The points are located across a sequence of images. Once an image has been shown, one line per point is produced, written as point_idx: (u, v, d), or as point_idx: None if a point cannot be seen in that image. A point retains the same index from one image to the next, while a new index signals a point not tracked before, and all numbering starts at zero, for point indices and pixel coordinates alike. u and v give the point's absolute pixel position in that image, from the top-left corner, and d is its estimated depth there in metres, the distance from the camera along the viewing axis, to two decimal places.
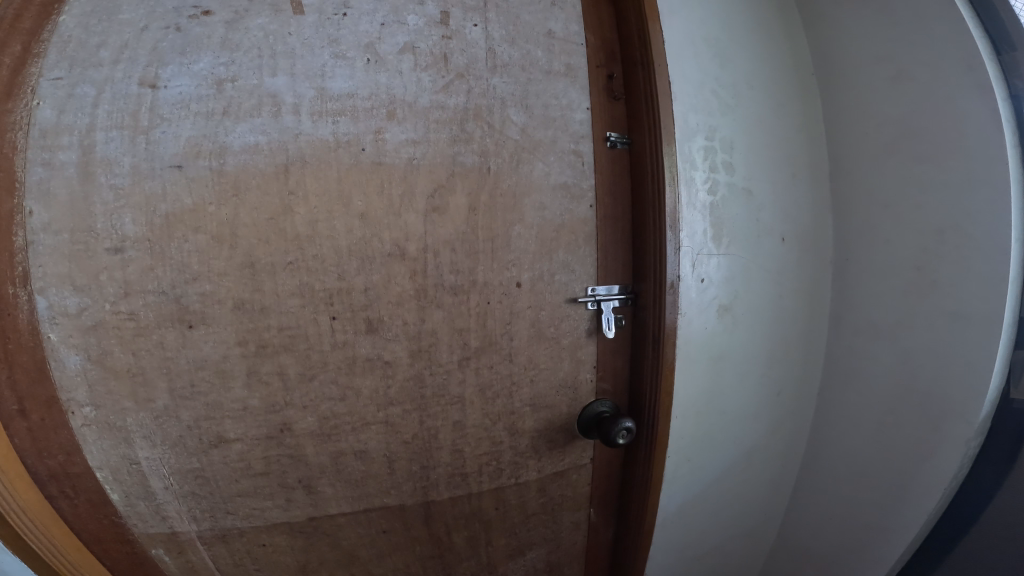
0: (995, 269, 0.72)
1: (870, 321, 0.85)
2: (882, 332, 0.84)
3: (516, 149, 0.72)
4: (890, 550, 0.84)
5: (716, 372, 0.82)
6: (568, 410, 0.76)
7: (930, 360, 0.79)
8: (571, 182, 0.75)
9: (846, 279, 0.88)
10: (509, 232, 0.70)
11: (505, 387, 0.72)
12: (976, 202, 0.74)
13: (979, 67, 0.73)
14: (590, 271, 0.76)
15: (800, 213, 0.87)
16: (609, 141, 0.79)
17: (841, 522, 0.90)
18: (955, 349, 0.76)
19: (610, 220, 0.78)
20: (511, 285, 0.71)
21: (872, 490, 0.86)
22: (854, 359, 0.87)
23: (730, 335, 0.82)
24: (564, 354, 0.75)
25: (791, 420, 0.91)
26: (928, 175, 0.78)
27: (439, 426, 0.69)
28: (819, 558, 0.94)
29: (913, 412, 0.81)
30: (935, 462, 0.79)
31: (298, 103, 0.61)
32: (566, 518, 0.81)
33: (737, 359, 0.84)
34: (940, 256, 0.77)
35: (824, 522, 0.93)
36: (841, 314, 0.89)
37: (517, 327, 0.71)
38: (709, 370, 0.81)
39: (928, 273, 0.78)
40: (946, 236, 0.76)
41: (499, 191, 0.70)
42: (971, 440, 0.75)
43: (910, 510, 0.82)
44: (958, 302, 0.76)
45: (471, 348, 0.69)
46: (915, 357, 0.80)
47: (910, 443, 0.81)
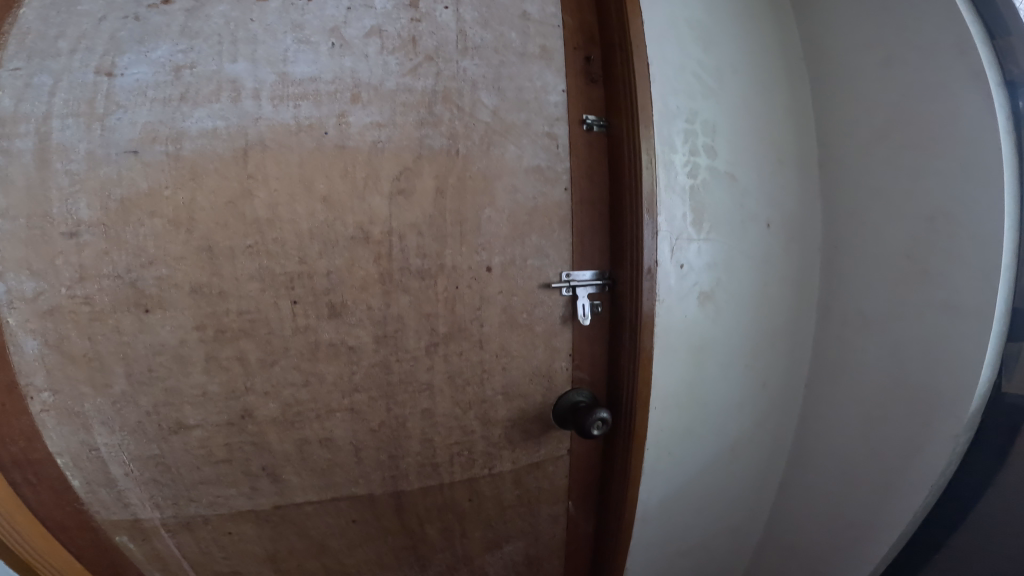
0: (987, 257, 0.67)
1: (860, 311, 0.82)
2: (873, 323, 0.80)
3: (486, 132, 0.71)
4: (877, 547, 0.81)
5: (698, 362, 0.80)
6: (542, 399, 0.76)
7: (920, 352, 0.75)
8: (545, 165, 0.74)
9: (838, 267, 0.85)
10: (479, 216, 0.69)
11: (477, 374, 0.71)
12: (967, 186, 0.70)
13: (971, 51, 0.69)
14: (564, 256, 0.75)
15: (787, 199, 0.85)
16: (585, 123, 0.77)
17: (828, 519, 0.87)
18: (946, 340, 0.72)
19: (587, 205, 0.77)
20: (481, 270, 0.70)
21: (860, 486, 0.83)
22: (845, 351, 0.84)
23: (712, 324, 0.80)
24: (538, 342, 0.75)
25: (779, 411, 0.89)
26: (918, 161, 0.74)
27: (407, 415, 0.68)
28: (804, 554, 0.92)
29: (902, 406, 0.77)
30: (924, 458, 0.75)
31: (258, 87, 0.60)
32: (543, 511, 0.80)
33: (720, 349, 0.82)
34: (929, 244, 0.73)
35: (813, 519, 0.90)
36: (831, 303, 0.86)
37: (487, 313, 0.70)
38: (689, 360, 0.80)
39: (919, 261, 0.74)
40: (937, 223, 0.72)
41: (469, 175, 0.69)
42: (960, 435, 0.71)
43: (898, 507, 0.78)
44: (948, 291, 0.72)
45: (440, 334, 0.68)
46: (905, 349, 0.76)
47: (899, 438, 0.78)
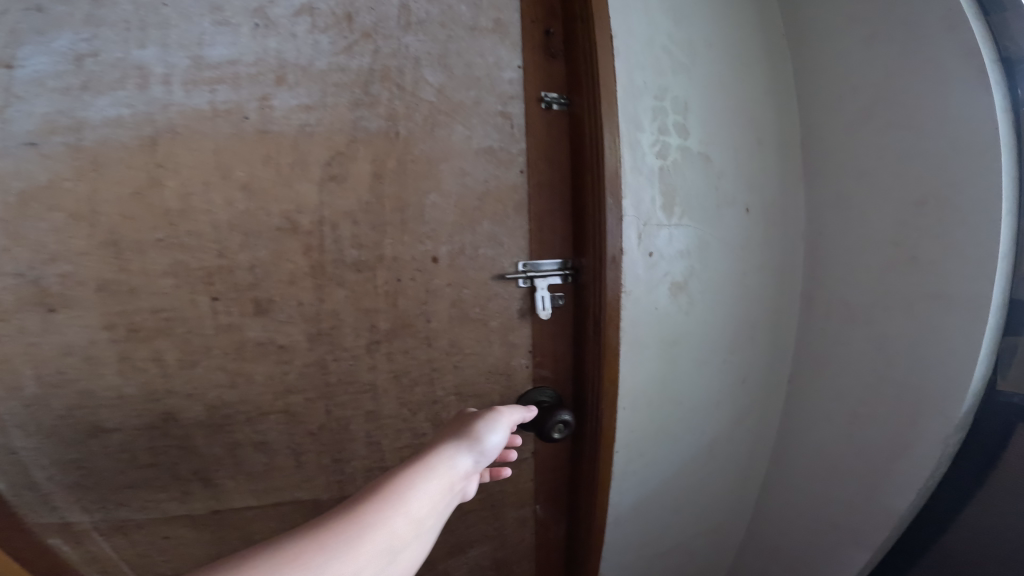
0: (982, 244, 0.59)
1: (846, 301, 0.75)
2: (859, 313, 0.73)
3: (430, 112, 0.66)
4: (861, 551, 0.75)
5: (671, 355, 0.78)
6: (501, 398, 0.72)
7: (908, 349, 0.67)
8: (497, 146, 0.70)
9: (823, 254, 0.78)
10: (423, 201, 0.64)
11: (425, 374, 0.67)
12: (956, 165, 0.61)
13: (961, 26, 0.60)
14: (520, 244, 0.71)
15: (768, 185, 0.80)
16: (545, 101, 0.72)
17: (810, 520, 0.83)
18: (936, 336, 0.64)
19: (546, 188, 0.72)
20: (426, 261, 0.64)
21: (844, 488, 0.77)
22: (829, 344, 0.78)
23: (684, 317, 0.77)
24: (494, 338, 0.70)
25: (761, 405, 0.87)
26: (903, 139, 0.66)
27: (350, 417, 0.64)
28: (784, 557, 0.88)
29: (887, 400, 0.70)
30: (910, 463, 0.68)
31: (169, 73, 0.54)
32: (508, 515, 0.76)
33: (693, 342, 0.79)
34: (916, 229, 0.65)
35: (796, 519, 0.85)
36: (814, 292, 0.80)
37: (434, 307, 0.66)
38: (660, 355, 0.77)
39: (908, 247, 0.66)
40: (928, 207, 0.64)
41: (410, 158, 0.64)
42: (951, 435, 0.64)
43: (881, 513, 0.72)
44: (938, 281, 0.63)
45: (381, 331, 0.63)
46: (893, 343, 0.69)
47: (885, 435, 0.71)
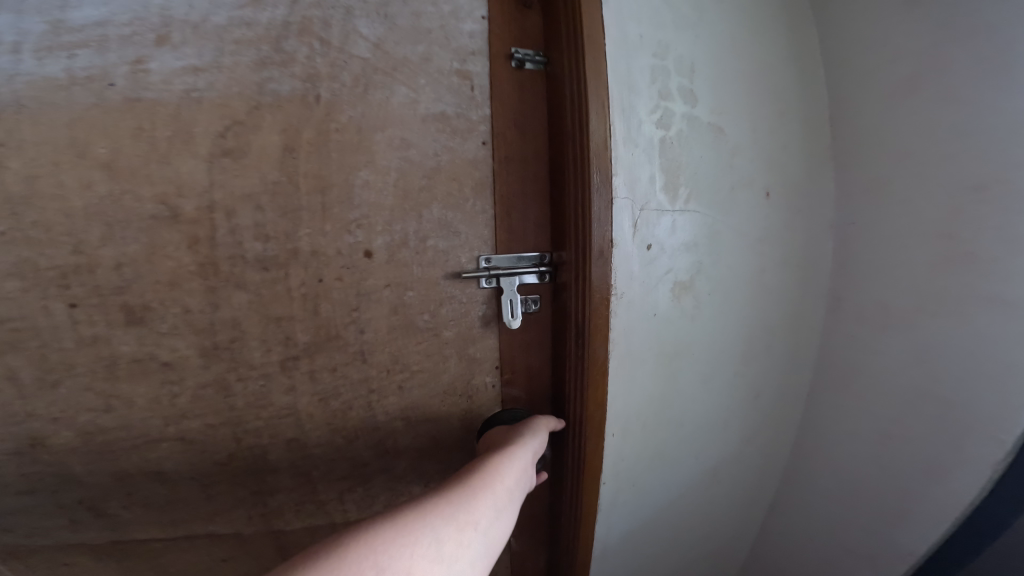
0: None
1: (877, 308, 0.59)
2: (896, 327, 0.57)
3: (365, 71, 0.52)
4: None
5: (672, 373, 0.63)
6: (462, 422, 0.60)
7: (955, 372, 0.52)
8: (451, 112, 0.57)
9: (855, 248, 0.62)
10: (351, 181, 0.52)
11: (361, 398, 0.55)
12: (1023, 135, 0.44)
13: None
14: (481, 234, 0.58)
15: (789, 165, 0.63)
16: (516, 59, 0.58)
17: (829, 568, 0.68)
18: (989, 357, 0.49)
19: (516, 164, 0.59)
20: (356, 255, 0.52)
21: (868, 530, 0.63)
22: (859, 361, 0.63)
23: (690, 323, 0.62)
24: (447, 352, 0.58)
25: (773, 427, 0.72)
26: (954, 99, 0.49)
27: (268, 446, 0.53)
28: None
29: (926, 436, 0.55)
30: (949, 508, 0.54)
31: (19, 40, 0.43)
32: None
33: (699, 354, 0.64)
34: (970, 218, 0.49)
35: (806, 556, 0.72)
36: (843, 295, 0.64)
37: (368, 313, 0.53)
38: (659, 374, 0.62)
39: (959, 241, 0.50)
40: (988, 190, 0.47)
41: (334, 128, 0.51)
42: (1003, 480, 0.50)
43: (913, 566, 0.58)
44: (998, 288, 0.48)
45: (300, 345, 0.51)
46: (931, 365, 0.54)
47: (924, 480, 0.56)
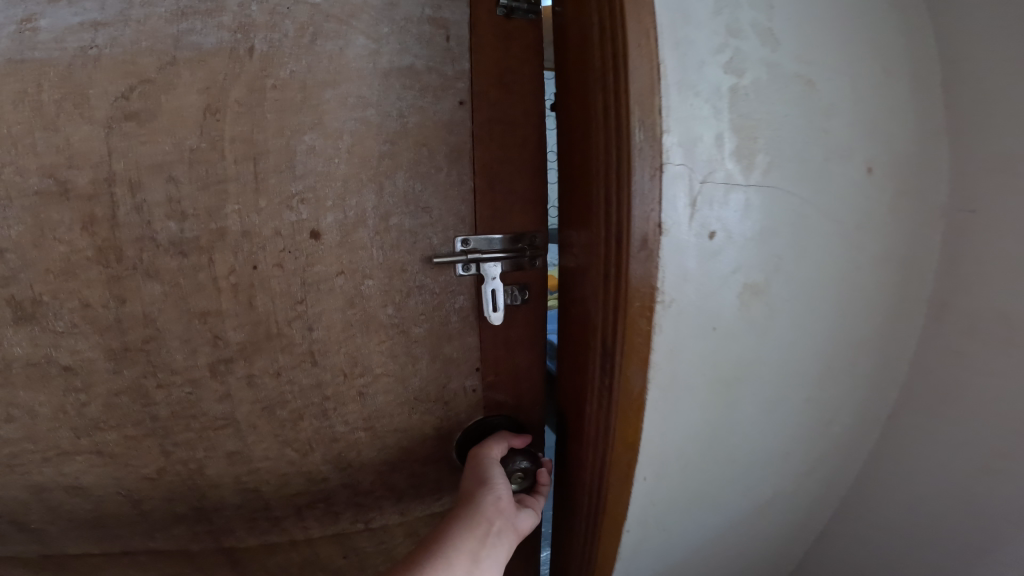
0: None
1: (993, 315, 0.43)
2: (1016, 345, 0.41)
3: (312, 18, 0.47)
4: None
5: (714, 407, 0.46)
6: (437, 434, 0.55)
7: None
8: (421, 65, 0.49)
9: (961, 244, 0.45)
10: (295, 146, 0.47)
11: (318, 407, 0.52)
12: None
13: None
14: (458, 210, 0.51)
15: (891, 126, 0.44)
16: (502, 6, 0.50)
17: None
18: None
19: (501, 126, 0.51)
20: (302, 236, 0.48)
21: None
22: (947, 395, 0.46)
23: (744, 339, 0.44)
24: (418, 353, 0.53)
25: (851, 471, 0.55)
26: None
27: (204, 459, 0.51)
28: None
29: None
30: None
31: None
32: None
33: (763, 384, 0.47)
34: None
35: None
36: (947, 301, 0.46)
37: (319, 308, 0.50)
38: (702, 408, 0.46)
39: None
40: None
41: (270, 84, 0.47)
42: None
43: None
44: None
45: (235, 346, 0.49)
46: None
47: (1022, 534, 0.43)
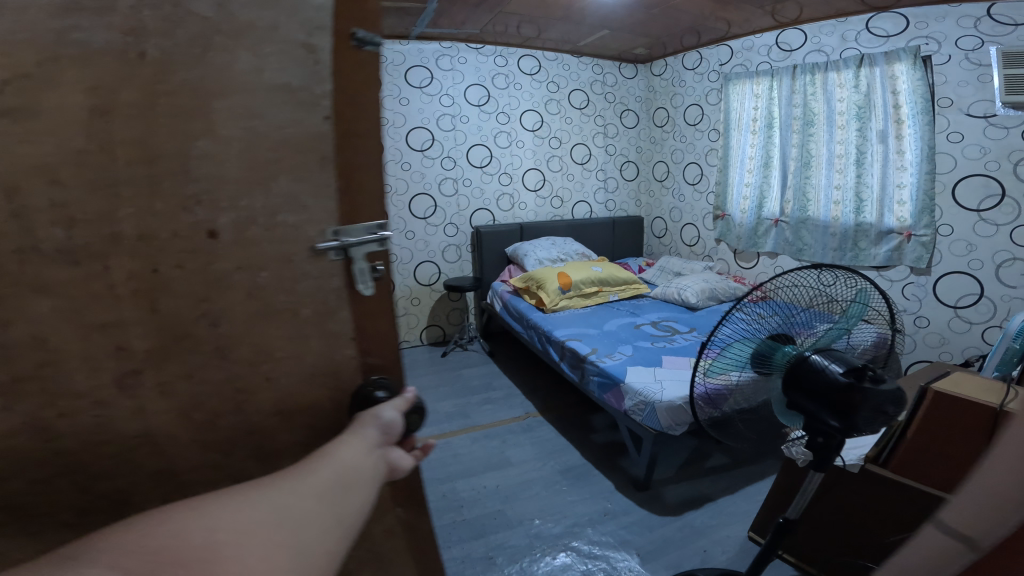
0: None
1: None
2: None
3: (202, 29, 0.44)
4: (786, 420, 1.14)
5: None
6: (332, 404, 0.57)
7: None
8: (298, 83, 0.48)
9: None
10: (189, 150, 0.45)
11: (230, 402, 0.51)
12: None
13: None
14: (328, 206, 0.51)
15: None
16: (358, 40, 0.51)
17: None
18: None
19: (354, 139, 0.52)
20: (200, 237, 0.46)
21: None
22: None
23: None
24: (309, 332, 0.53)
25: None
26: None
27: (127, 486, 0.50)
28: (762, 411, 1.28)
29: None
30: None
31: None
32: (375, 532, 0.70)
33: None
34: None
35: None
36: None
37: (220, 304, 0.48)
38: None
39: None
40: None
41: (163, 90, 0.43)
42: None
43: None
44: None
45: (140, 356, 0.47)
46: None
47: None
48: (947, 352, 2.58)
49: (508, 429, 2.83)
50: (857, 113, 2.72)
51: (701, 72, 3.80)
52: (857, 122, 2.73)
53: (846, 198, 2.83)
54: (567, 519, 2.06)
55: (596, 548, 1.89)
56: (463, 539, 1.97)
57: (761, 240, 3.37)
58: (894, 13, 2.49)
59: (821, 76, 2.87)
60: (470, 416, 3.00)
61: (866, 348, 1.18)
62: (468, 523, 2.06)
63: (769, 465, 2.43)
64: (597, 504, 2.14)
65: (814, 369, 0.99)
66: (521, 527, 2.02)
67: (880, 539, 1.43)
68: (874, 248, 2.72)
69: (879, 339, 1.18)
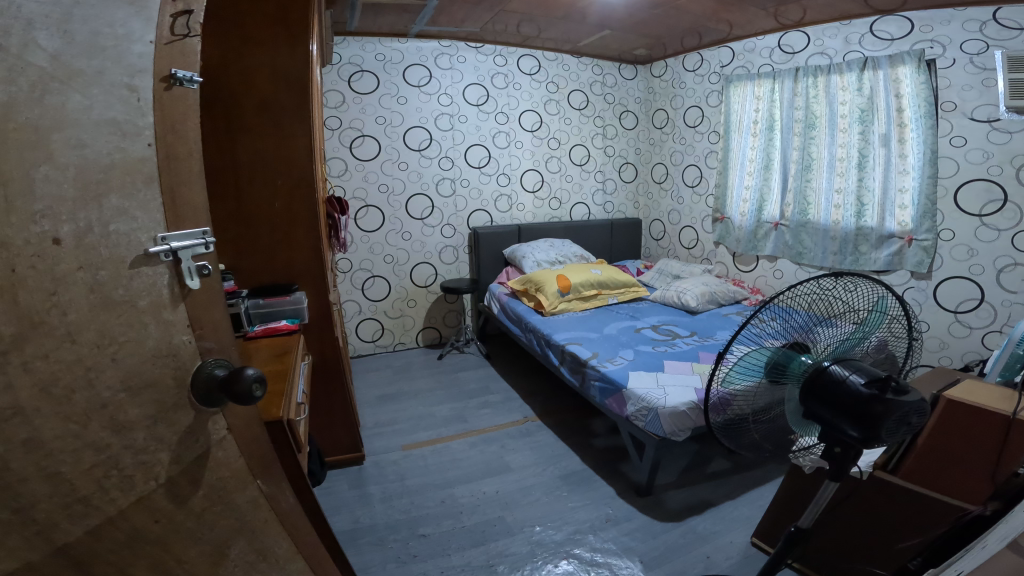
0: None
1: None
2: None
3: (40, 77, 0.56)
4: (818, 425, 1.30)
5: None
6: (174, 381, 0.71)
7: None
8: (122, 118, 0.62)
9: None
10: (31, 173, 0.56)
11: (80, 378, 0.63)
12: None
13: None
14: (154, 216, 0.66)
15: None
16: (176, 78, 0.67)
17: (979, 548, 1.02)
18: None
19: (172, 161, 0.68)
20: (46, 243, 0.58)
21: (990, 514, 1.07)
22: None
23: None
24: (146, 319, 0.67)
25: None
26: None
27: (6, 457, 0.60)
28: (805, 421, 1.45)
29: None
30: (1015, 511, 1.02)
31: None
32: (239, 502, 0.84)
33: None
34: None
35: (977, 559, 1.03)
36: None
37: (67, 296, 0.60)
38: None
39: None
40: None
41: (11, 127, 0.55)
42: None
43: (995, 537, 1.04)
44: None
45: (5, 340, 0.57)
46: None
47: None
48: (947, 356, 3.00)
49: (509, 434, 3.12)
50: (858, 117, 3.16)
51: (703, 76, 4.27)
52: (860, 125, 3.17)
53: (847, 202, 3.30)
54: (568, 527, 2.30)
55: (597, 556, 2.13)
56: (464, 546, 2.20)
57: (760, 243, 3.87)
58: (900, 18, 2.88)
59: (824, 78, 3.32)
60: (466, 421, 3.27)
61: (875, 352, 1.47)
62: (469, 530, 2.29)
63: (769, 469, 2.75)
64: (596, 511, 2.41)
65: (838, 380, 1.22)
66: (522, 535, 2.26)
67: (891, 547, 1.79)
68: (875, 252, 3.18)
69: (881, 345, 1.48)
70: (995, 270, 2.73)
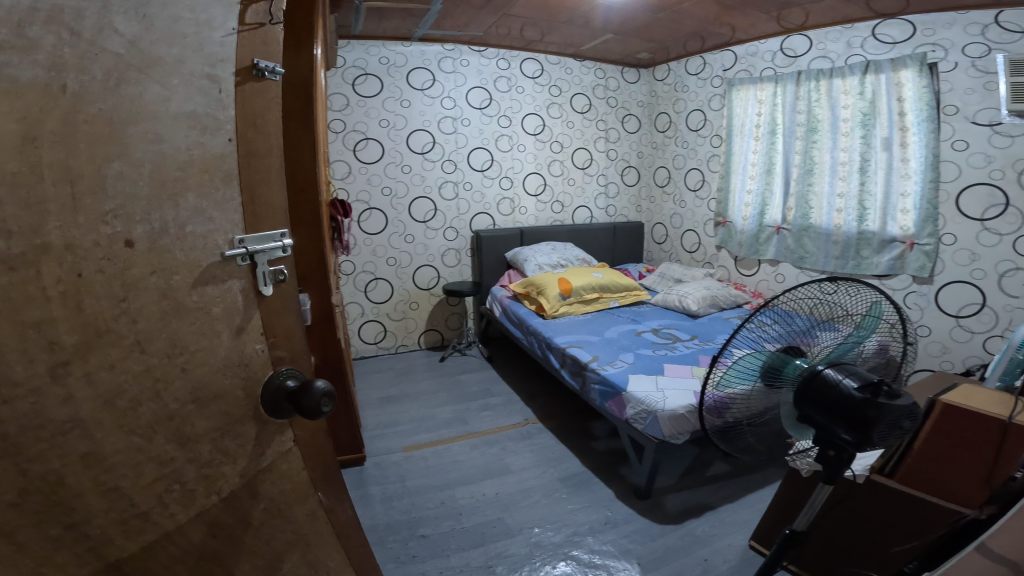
0: None
1: None
2: None
3: (117, 65, 0.56)
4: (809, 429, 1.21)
5: None
6: (243, 391, 0.71)
7: None
8: (202, 111, 0.63)
9: None
10: (104, 169, 0.56)
11: (147, 391, 0.62)
12: None
13: None
14: (233, 218, 0.68)
15: None
16: (258, 69, 0.68)
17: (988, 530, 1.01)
18: None
19: (252, 157, 0.69)
20: (118, 243, 0.57)
21: None
22: None
23: None
24: (219, 326, 0.67)
25: None
26: None
27: (61, 471, 0.57)
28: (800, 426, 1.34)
29: None
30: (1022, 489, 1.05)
31: None
32: (299, 517, 0.81)
33: None
34: None
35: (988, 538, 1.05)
36: None
37: (136, 301, 0.59)
38: None
39: None
40: None
41: (82, 119, 0.54)
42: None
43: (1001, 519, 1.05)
44: None
45: (67, 348, 0.55)
46: None
47: None
48: (948, 361, 2.92)
49: (509, 437, 3.05)
50: (861, 121, 3.11)
51: (705, 79, 4.23)
52: (862, 129, 3.11)
53: (848, 206, 3.23)
54: (567, 529, 2.25)
55: (595, 557, 2.09)
56: (463, 546, 2.15)
57: (762, 247, 3.81)
58: (903, 22, 2.83)
59: (826, 83, 3.27)
60: (467, 423, 3.22)
61: (875, 357, 1.38)
62: (468, 530, 2.25)
63: (768, 473, 2.68)
64: (595, 514, 2.35)
65: (830, 384, 1.13)
66: (520, 536, 2.21)
67: (884, 551, 1.70)
68: (878, 256, 3.11)
69: (884, 348, 1.39)
70: (996, 275, 2.67)
